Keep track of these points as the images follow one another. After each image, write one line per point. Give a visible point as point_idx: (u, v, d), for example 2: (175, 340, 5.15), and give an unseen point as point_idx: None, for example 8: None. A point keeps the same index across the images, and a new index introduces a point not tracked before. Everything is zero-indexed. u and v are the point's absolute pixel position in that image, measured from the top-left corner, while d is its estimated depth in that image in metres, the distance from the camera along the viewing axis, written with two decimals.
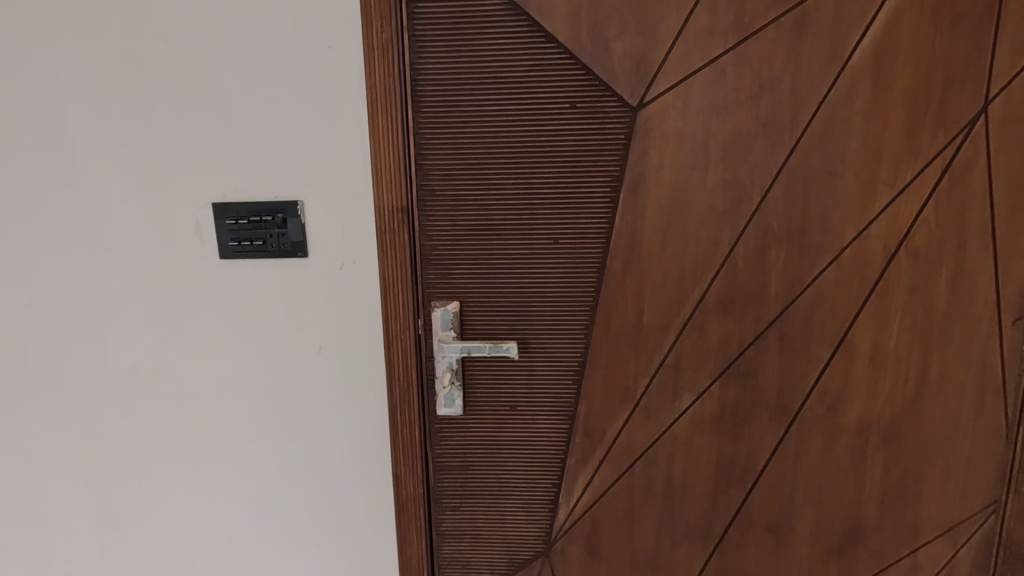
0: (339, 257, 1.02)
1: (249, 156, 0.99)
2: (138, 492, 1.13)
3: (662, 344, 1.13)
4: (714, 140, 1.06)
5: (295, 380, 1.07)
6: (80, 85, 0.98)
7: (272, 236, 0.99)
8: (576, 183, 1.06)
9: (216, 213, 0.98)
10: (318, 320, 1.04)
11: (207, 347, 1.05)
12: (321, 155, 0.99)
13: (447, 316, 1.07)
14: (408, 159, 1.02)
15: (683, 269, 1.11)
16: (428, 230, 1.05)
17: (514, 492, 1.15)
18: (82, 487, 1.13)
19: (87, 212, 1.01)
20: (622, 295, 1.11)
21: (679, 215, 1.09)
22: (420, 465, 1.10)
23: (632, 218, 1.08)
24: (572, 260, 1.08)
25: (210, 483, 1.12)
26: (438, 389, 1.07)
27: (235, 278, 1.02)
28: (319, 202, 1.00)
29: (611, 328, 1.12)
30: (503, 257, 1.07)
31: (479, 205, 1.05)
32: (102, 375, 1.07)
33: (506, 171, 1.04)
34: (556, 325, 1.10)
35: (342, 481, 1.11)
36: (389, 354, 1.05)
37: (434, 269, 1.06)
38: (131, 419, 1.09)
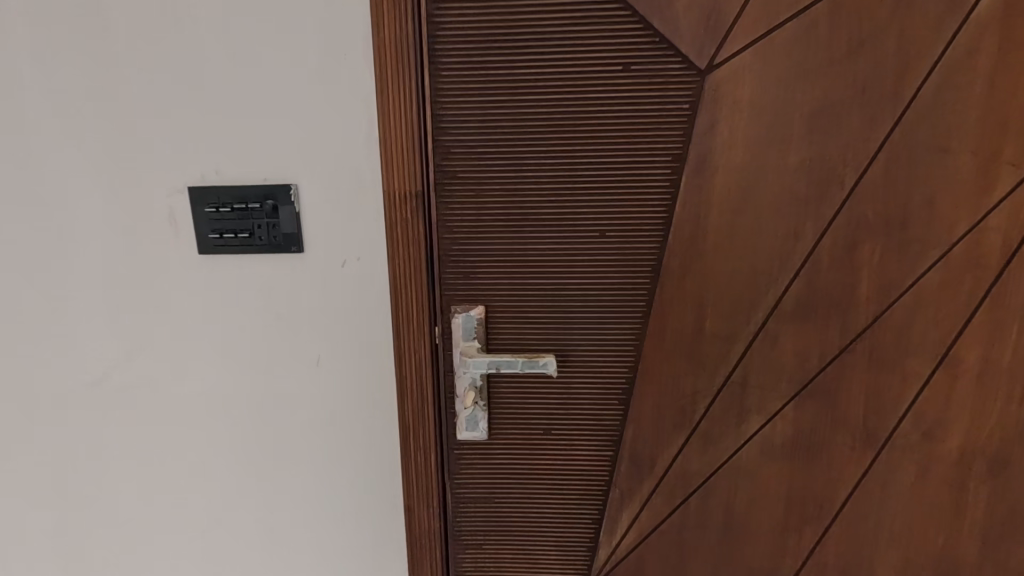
0: (340, 253, 0.85)
1: (228, 131, 0.81)
2: (99, 541, 0.93)
3: (726, 360, 0.94)
4: (801, 111, 0.84)
5: (287, 401, 0.88)
6: (18, 43, 0.78)
7: (260, 227, 0.82)
8: (627, 166, 0.86)
9: (192, 200, 0.81)
10: (318, 331, 0.86)
11: (184, 369, 0.86)
12: (318, 131, 0.82)
13: (470, 324, 0.89)
14: (423, 134, 0.83)
15: (755, 270, 0.90)
16: (448, 220, 0.87)
17: (546, 527, 0.98)
18: (28, 533, 0.93)
19: (28, 202, 0.82)
20: (680, 300, 0.92)
21: (754, 205, 0.88)
22: (437, 497, 0.94)
23: (697, 208, 0.88)
24: (621, 259, 0.89)
25: (188, 529, 0.93)
26: (459, 410, 0.90)
27: (214, 279, 0.83)
28: (315, 186, 0.83)
29: (666, 339, 0.93)
30: (538, 253, 0.89)
31: (509, 190, 0.87)
32: (46, 400, 0.87)
33: (542, 148, 0.85)
34: (599, 336, 0.92)
35: (347, 520, 0.94)
36: (401, 371, 0.88)
37: (455, 267, 0.89)
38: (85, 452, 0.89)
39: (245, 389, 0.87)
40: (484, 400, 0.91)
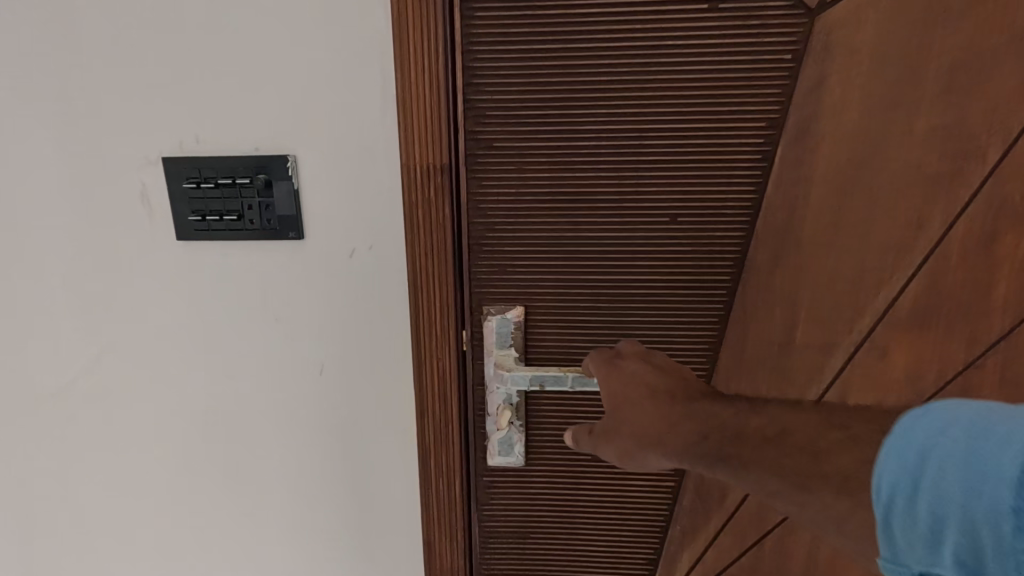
0: (347, 241, 0.69)
1: (203, 88, 0.64)
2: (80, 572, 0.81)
3: (818, 378, 0.75)
4: (944, 61, 0.62)
5: (282, 413, 0.74)
6: None
7: (250, 207, 0.67)
8: (712, 137, 0.67)
9: (167, 174, 0.66)
10: (318, 334, 0.71)
11: (166, 376, 0.72)
12: (318, 88, 0.65)
13: (506, 329, 0.73)
14: (448, 94, 0.65)
15: (864, 268, 0.69)
16: (482, 201, 0.69)
17: (593, 562, 0.83)
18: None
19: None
20: (766, 305, 0.73)
21: (873, 185, 0.67)
22: (463, 527, 0.79)
23: (799, 190, 0.68)
24: (697, 253, 0.71)
25: (180, 557, 0.81)
26: (491, 432, 0.75)
27: (194, 271, 0.69)
28: (314, 157, 0.67)
29: (745, 351, 0.75)
30: (591, 243, 0.71)
31: (559, 164, 0.68)
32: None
33: (601, 111, 0.66)
34: (664, 343, 0.75)
35: (358, 549, 0.81)
36: (421, 384, 0.73)
37: (490, 260, 0.71)
38: (53, 473, 0.76)
39: (236, 399, 0.73)
40: (522, 420, 0.75)
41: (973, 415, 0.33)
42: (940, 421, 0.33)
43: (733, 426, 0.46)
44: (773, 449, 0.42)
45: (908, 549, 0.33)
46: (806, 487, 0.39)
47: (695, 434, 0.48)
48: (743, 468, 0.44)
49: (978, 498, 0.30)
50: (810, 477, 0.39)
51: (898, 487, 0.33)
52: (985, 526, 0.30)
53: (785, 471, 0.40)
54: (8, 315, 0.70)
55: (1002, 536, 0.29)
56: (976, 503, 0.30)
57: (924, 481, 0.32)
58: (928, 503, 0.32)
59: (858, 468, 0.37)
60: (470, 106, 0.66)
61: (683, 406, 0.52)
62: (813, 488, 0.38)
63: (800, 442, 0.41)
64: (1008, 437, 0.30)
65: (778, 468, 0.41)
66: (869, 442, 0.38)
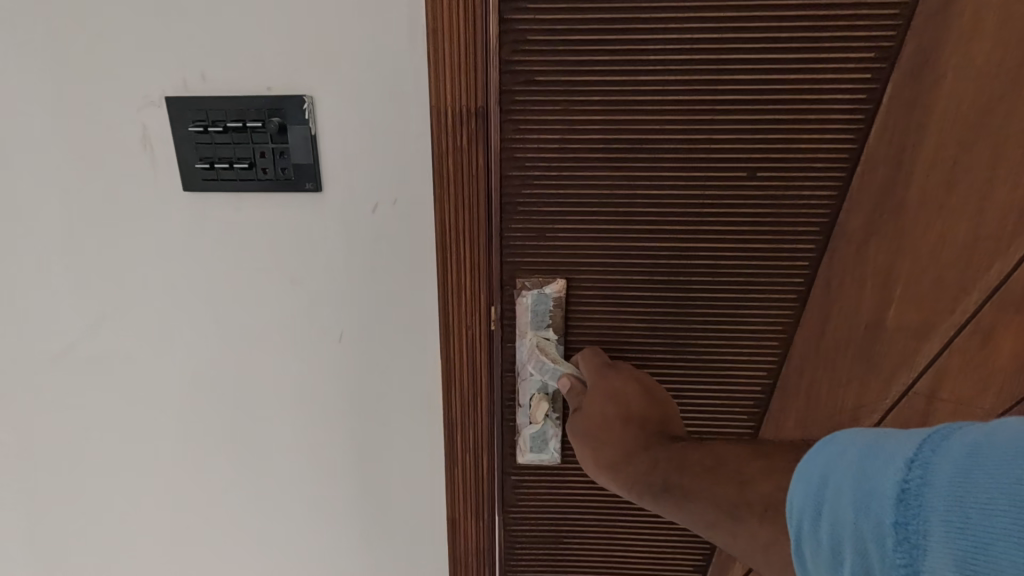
0: (367, 196, 0.61)
1: (208, 17, 0.56)
2: (100, 538, 0.79)
3: (910, 365, 0.58)
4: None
5: (304, 375, 0.69)
6: None
7: (262, 155, 0.59)
8: (803, 75, 0.56)
9: (172, 116, 0.59)
10: (336, 298, 0.65)
11: (180, 335, 0.68)
12: (337, 13, 0.56)
13: (541, 310, 0.66)
14: (484, 23, 0.55)
15: (978, 234, 0.51)
16: (518, 150, 0.60)
17: (636, 535, 0.78)
18: (10, 534, 0.78)
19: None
20: (857, 283, 0.61)
21: (989, 113, 0.50)
22: (489, 503, 0.75)
23: (912, 137, 0.55)
24: (772, 211, 0.62)
25: (200, 524, 0.78)
26: (522, 427, 0.71)
27: (203, 225, 0.63)
28: (332, 98, 0.58)
29: (827, 334, 0.65)
30: (645, 201, 0.62)
31: (611, 107, 0.58)
32: (10, 375, 0.70)
33: (666, 41, 0.55)
34: (728, 313, 0.67)
35: (381, 523, 0.77)
36: (448, 352, 0.66)
37: (524, 219, 0.63)
38: (70, 435, 0.73)
39: (252, 363, 0.69)
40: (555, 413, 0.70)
41: (870, 440, 0.33)
42: (847, 444, 0.34)
43: (679, 462, 0.53)
44: (712, 483, 0.49)
45: (812, 568, 0.33)
46: (732, 516, 0.46)
47: (652, 464, 0.55)
48: (686, 501, 0.50)
49: (867, 516, 0.30)
50: (741, 504, 0.45)
51: (803, 505, 0.34)
52: (875, 543, 0.30)
53: (716, 503, 0.47)
54: (18, 270, 0.65)
55: (887, 556, 0.29)
56: (865, 518, 0.30)
57: (825, 505, 0.33)
58: (826, 520, 0.32)
59: (773, 494, 0.44)
60: (509, 28, 0.55)
61: (645, 438, 0.58)
62: (738, 517, 0.45)
63: (729, 473, 0.48)
64: (897, 454, 0.30)
65: (711, 499, 0.48)
66: (783, 470, 0.45)
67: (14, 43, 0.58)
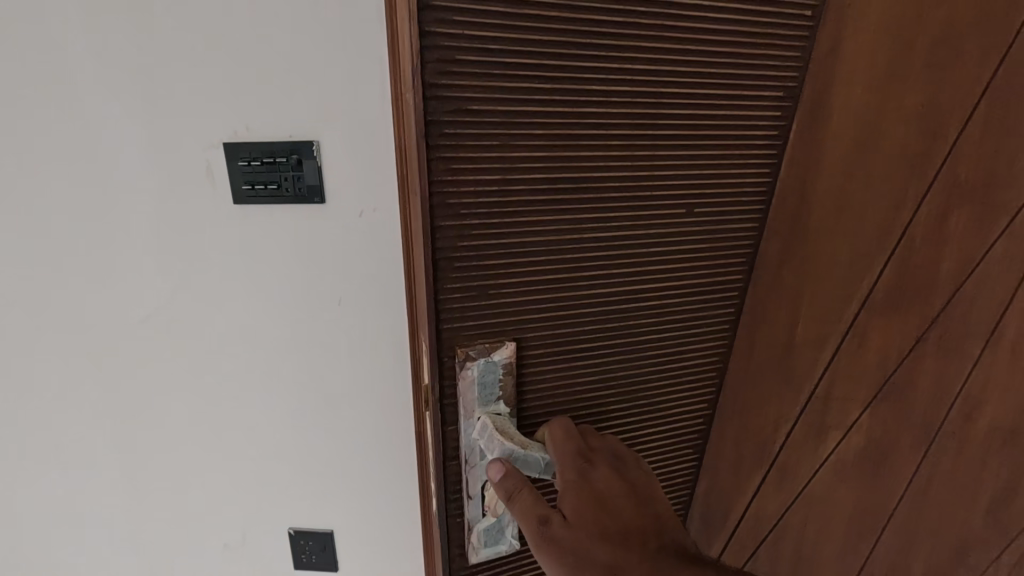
0: (358, 203, 0.92)
1: (258, 93, 0.87)
2: (153, 461, 1.05)
3: (811, 374, 0.82)
4: (984, 88, 0.63)
5: (312, 332, 0.98)
6: (70, 12, 0.83)
7: (287, 179, 0.89)
8: (685, 101, 0.70)
9: (227, 155, 0.89)
10: (339, 258, 0.94)
11: (226, 297, 0.96)
12: (343, 90, 0.87)
13: (487, 385, 0.76)
14: (410, 72, 0.59)
15: (852, 264, 0.76)
16: (451, 197, 0.65)
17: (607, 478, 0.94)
18: (102, 460, 1.05)
19: (69, 157, 0.89)
20: (769, 302, 0.84)
21: (856, 185, 0.73)
22: (438, 501, 0.82)
23: (811, 187, 0.77)
24: (674, 215, 0.77)
25: (230, 444, 1.04)
26: (475, 520, 0.84)
27: (250, 225, 0.93)
28: (338, 144, 0.89)
29: (754, 355, 0.88)
30: (565, 218, 0.71)
31: (538, 143, 0.66)
32: (114, 332, 0.98)
33: (578, 71, 0.65)
34: (653, 315, 0.83)
35: (370, 435, 1.04)
36: (412, 311, 0.94)
37: (461, 276, 0.69)
38: (140, 378, 1.01)
39: (306, 335, 0.98)
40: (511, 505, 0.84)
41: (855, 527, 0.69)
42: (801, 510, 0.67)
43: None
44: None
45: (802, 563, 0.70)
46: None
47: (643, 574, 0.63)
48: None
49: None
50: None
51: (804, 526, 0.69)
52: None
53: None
54: (124, 255, 0.94)
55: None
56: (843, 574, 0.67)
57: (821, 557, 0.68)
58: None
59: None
60: (431, 44, 0.58)
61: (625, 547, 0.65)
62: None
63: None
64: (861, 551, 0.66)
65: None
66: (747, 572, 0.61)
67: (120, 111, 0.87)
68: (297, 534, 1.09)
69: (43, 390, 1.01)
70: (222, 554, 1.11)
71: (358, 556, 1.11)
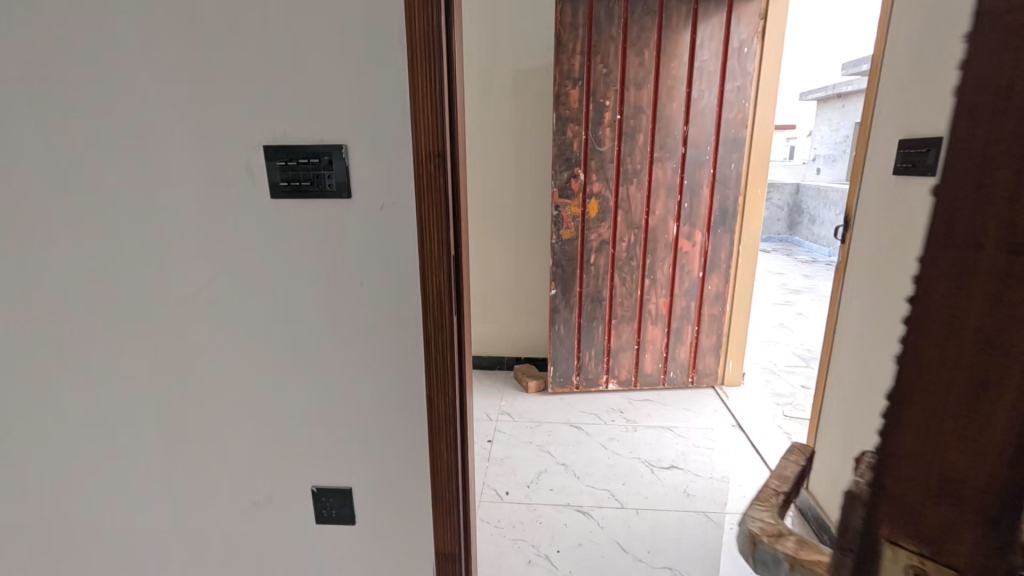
0: (378, 199, 1.05)
1: (294, 105, 1.01)
2: (189, 426, 1.18)
3: None
4: None
5: (335, 308, 1.11)
6: (139, 39, 0.99)
7: (318, 177, 1.04)
8: None
9: (267, 156, 1.03)
10: (362, 243, 1.08)
11: (260, 276, 1.10)
12: (366, 102, 1.00)
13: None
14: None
15: None
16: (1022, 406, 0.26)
17: None
18: (144, 426, 1.18)
19: (128, 153, 1.04)
20: None
21: None
22: None
23: None
24: None
25: (261, 408, 1.17)
26: None
27: (284, 217, 1.07)
28: (362, 147, 1.03)
29: None
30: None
31: None
32: (157, 311, 1.12)
33: None
34: None
35: (384, 403, 1.16)
36: (425, 290, 1.09)
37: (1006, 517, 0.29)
38: (180, 350, 1.14)
39: (328, 308, 1.11)
40: None
41: None
42: None
43: None
44: None
45: None
46: None
47: None
48: None
49: None
50: None
51: None
52: None
53: None
54: (172, 243, 1.08)
55: None
56: None
57: None
58: None
59: None
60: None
61: None
62: None
63: None
64: None
65: None
66: None
67: (175, 121, 1.03)
68: (318, 491, 1.21)
69: (95, 365, 1.15)
70: (249, 511, 1.23)
71: (371, 515, 1.23)
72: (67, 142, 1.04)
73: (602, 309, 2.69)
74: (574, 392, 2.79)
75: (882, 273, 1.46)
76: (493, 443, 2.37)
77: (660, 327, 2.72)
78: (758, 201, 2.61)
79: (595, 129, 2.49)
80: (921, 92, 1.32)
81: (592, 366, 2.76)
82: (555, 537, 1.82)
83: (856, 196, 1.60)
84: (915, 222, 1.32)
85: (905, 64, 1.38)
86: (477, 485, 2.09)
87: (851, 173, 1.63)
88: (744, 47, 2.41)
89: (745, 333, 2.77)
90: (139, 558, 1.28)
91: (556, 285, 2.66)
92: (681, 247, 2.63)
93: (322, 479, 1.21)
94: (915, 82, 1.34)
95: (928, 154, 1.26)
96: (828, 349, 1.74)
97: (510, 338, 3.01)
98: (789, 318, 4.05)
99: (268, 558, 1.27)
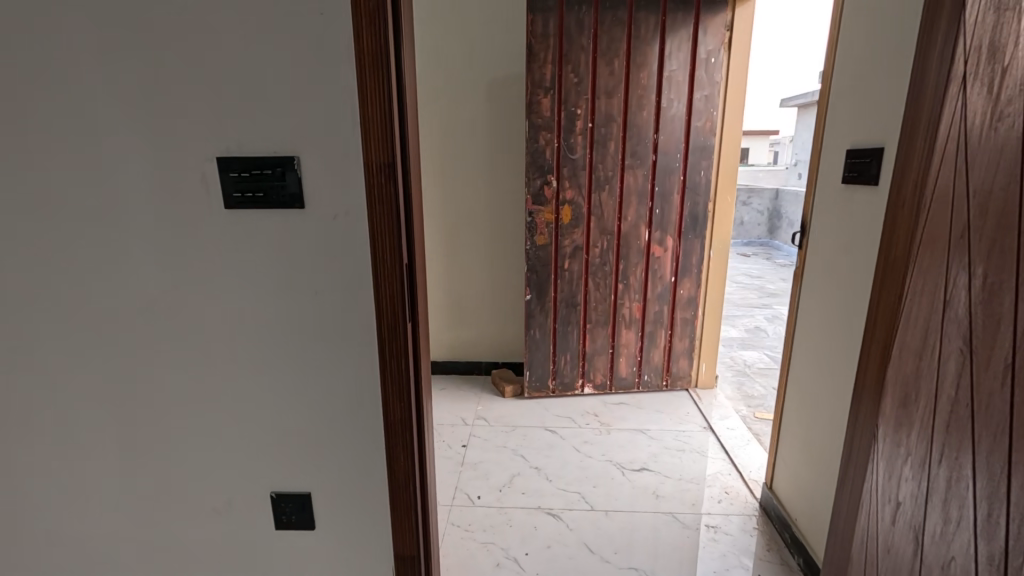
0: (331, 210, 1.08)
1: (246, 118, 1.04)
2: (149, 433, 1.20)
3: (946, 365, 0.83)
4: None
5: (292, 316, 1.13)
6: (91, 53, 1.01)
7: (272, 188, 1.06)
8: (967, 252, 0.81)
9: (220, 168, 1.06)
10: (316, 252, 1.10)
11: (216, 285, 1.12)
12: (318, 115, 1.03)
13: None
14: None
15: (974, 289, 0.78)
16: None
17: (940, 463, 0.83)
18: (104, 433, 1.20)
19: (85, 164, 1.06)
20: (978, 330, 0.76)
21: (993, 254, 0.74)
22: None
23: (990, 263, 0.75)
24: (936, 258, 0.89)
25: (220, 415, 1.19)
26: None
27: (239, 227, 1.09)
28: (314, 159, 1.05)
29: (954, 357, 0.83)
30: None
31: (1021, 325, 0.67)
32: (115, 320, 1.13)
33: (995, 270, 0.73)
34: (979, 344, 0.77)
35: (343, 408, 1.18)
36: (378, 298, 1.11)
37: None
38: (138, 358, 1.15)
39: (285, 316, 1.13)
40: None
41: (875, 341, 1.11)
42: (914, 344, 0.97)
43: None
44: None
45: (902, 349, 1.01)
46: None
47: None
48: None
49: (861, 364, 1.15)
50: None
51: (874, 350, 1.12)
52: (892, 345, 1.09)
53: None
54: (128, 252, 1.10)
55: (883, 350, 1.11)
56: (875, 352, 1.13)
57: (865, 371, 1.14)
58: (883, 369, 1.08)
59: None
60: None
61: None
62: None
63: None
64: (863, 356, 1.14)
65: None
66: None
67: (129, 133, 1.05)
68: (277, 497, 1.23)
69: (55, 373, 1.16)
70: (209, 517, 1.25)
71: (331, 519, 1.25)
72: (22, 154, 1.06)
73: (576, 315, 2.72)
74: (550, 397, 2.82)
75: (836, 278, 1.50)
76: (467, 448, 2.39)
77: (634, 331, 2.75)
78: (728, 206, 2.66)
79: (567, 137, 2.52)
80: (866, 103, 1.36)
81: (567, 370, 2.79)
82: (525, 538, 1.84)
83: (810, 204, 1.64)
84: (861, 229, 1.37)
85: (849, 80, 1.44)
86: (450, 489, 2.11)
87: (807, 181, 1.67)
88: (711, 57, 2.45)
89: (718, 337, 2.81)
90: (99, 564, 1.29)
91: (530, 290, 2.69)
92: (654, 252, 2.67)
93: (283, 485, 1.23)
94: (861, 94, 1.38)
95: (871, 164, 1.31)
96: (787, 352, 1.78)
97: (488, 343, 3.04)
98: (766, 321, 4.11)
99: (229, 562, 1.28)
